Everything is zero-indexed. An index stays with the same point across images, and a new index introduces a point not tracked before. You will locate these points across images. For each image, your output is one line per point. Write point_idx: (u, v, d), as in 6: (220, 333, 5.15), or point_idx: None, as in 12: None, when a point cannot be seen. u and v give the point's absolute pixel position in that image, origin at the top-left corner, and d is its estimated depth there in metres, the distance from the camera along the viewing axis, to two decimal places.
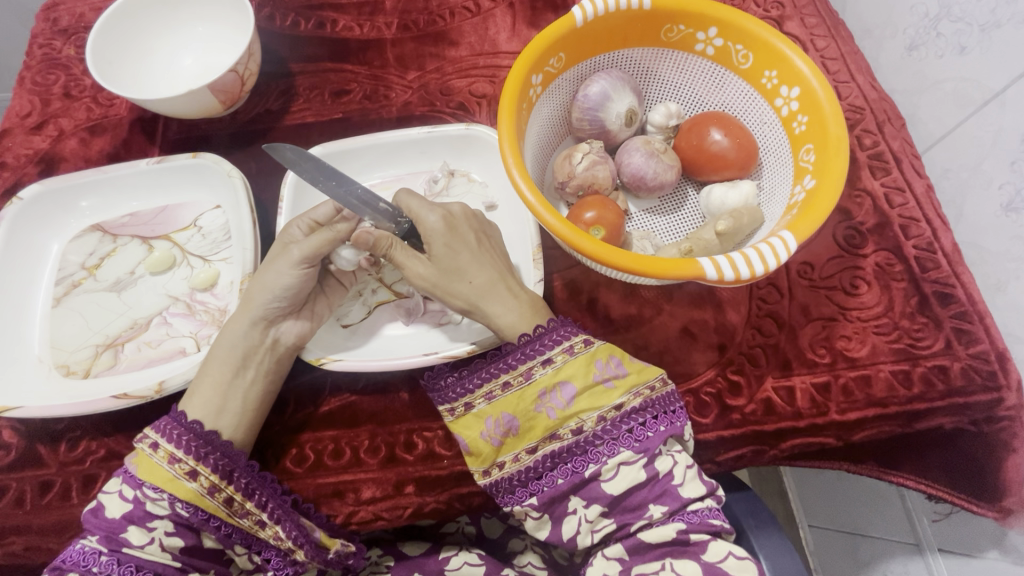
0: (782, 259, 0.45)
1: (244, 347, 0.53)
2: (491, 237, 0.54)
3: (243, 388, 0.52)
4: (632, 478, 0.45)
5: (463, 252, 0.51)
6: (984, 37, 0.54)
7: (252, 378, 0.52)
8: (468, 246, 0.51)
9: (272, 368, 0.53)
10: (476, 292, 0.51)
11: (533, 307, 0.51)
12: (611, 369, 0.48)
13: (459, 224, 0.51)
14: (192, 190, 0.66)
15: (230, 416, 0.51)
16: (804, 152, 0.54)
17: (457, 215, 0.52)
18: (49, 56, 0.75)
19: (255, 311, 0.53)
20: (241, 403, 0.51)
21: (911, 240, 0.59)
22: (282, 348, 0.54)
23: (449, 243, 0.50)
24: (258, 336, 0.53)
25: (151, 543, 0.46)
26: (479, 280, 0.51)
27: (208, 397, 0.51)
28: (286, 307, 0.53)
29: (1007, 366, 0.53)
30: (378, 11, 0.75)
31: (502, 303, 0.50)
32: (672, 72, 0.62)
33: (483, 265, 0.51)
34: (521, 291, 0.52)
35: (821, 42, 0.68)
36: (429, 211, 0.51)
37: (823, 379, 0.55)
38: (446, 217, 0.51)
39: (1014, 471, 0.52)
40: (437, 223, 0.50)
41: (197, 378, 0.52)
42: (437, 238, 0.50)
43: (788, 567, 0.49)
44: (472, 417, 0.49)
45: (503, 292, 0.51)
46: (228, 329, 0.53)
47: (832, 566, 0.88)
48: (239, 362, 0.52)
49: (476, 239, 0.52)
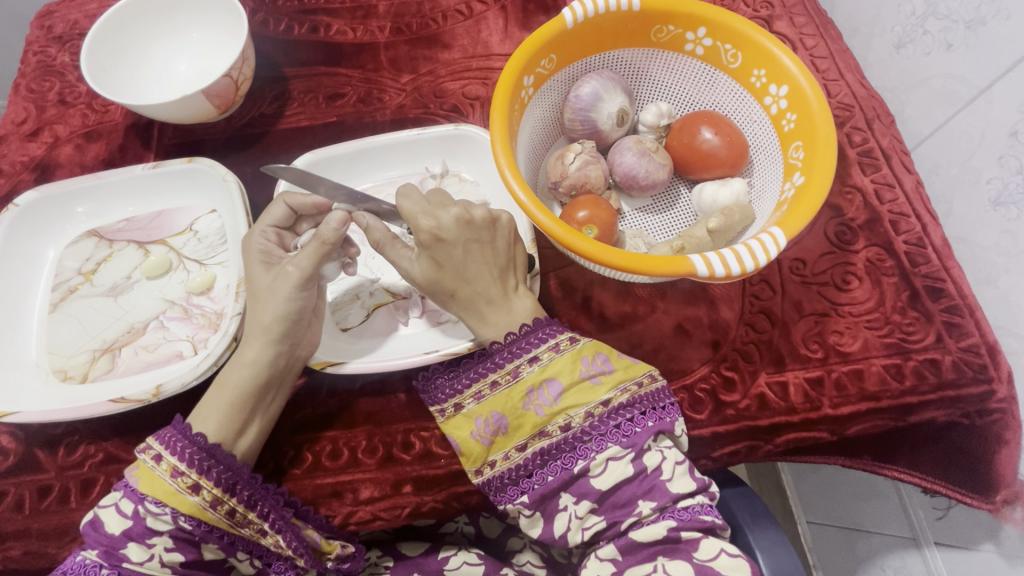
0: (771, 255, 0.45)
1: (269, 373, 0.52)
2: (491, 243, 0.50)
3: (264, 409, 0.53)
4: (620, 473, 0.46)
5: (446, 268, 0.49)
6: (970, 34, 0.55)
7: (272, 399, 0.53)
8: (453, 261, 0.49)
9: (288, 383, 0.54)
10: (457, 305, 0.50)
11: (510, 322, 0.50)
12: (598, 365, 0.48)
13: (447, 237, 0.48)
14: (187, 195, 0.67)
15: (250, 437, 0.51)
16: (793, 149, 0.54)
17: (447, 224, 0.48)
18: (43, 63, 0.76)
19: (276, 342, 0.52)
20: (261, 424, 0.52)
21: (902, 236, 0.59)
22: (299, 363, 0.54)
23: (433, 256, 0.49)
24: (283, 361, 0.52)
25: (151, 559, 0.46)
26: (460, 295, 0.50)
27: (226, 422, 0.50)
28: (297, 327, 0.53)
29: (997, 358, 0.54)
30: (371, 15, 0.75)
31: (479, 317, 0.50)
32: (663, 73, 0.63)
33: (467, 281, 0.49)
34: (506, 306, 0.50)
35: (810, 41, 0.69)
36: (416, 220, 0.49)
37: (816, 374, 0.55)
38: (433, 229, 0.48)
39: (1007, 462, 0.53)
40: (423, 236, 0.48)
41: (209, 397, 0.51)
42: (422, 249, 0.49)
43: (786, 562, 0.49)
44: (462, 418, 0.50)
45: (484, 309, 0.50)
46: (247, 356, 0.52)
47: (832, 561, 0.88)
48: (261, 388, 0.51)
49: (464, 252, 0.49)
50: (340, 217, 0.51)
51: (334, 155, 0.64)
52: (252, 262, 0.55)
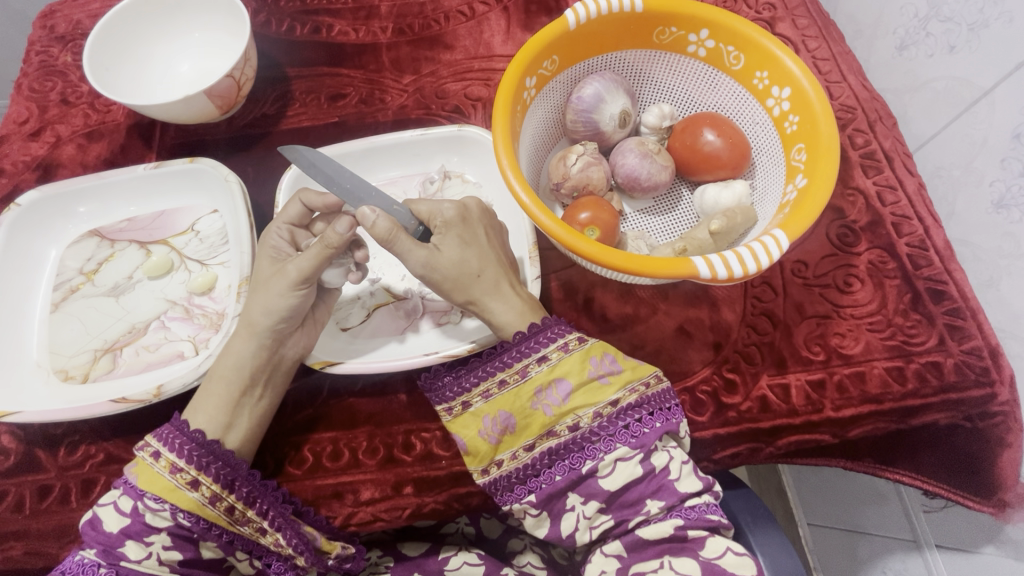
0: (774, 257, 0.45)
1: (253, 368, 0.52)
2: (501, 237, 0.54)
3: (252, 405, 0.52)
4: (629, 473, 0.46)
5: (473, 248, 0.50)
6: (972, 36, 0.55)
7: (260, 395, 0.52)
8: (479, 241, 0.51)
9: (280, 381, 0.54)
10: (481, 287, 0.50)
11: (531, 305, 0.51)
12: (606, 366, 0.48)
13: (471, 219, 0.51)
14: (189, 196, 0.67)
15: (239, 432, 0.51)
16: (796, 151, 0.54)
17: (471, 209, 0.52)
18: (46, 63, 0.76)
19: (262, 335, 0.52)
20: (250, 419, 0.52)
21: (904, 238, 0.59)
22: (288, 363, 0.54)
23: (461, 236, 0.50)
24: (267, 355, 0.52)
25: (149, 556, 0.46)
26: (486, 275, 0.50)
27: (214, 414, 0.50)
28: (289, 324, 0.53)
29: (999, 361, 0.54)
30: (374, 16, 0.75)
31: (502, 300, 0.50)
32: (665, 74, 0.63)
33: (491, 262, 0.51)
34: (523, 293, 0.52)
35: (813, 43, 0.69)
36: (442, 204, 0.51)
37: (818, 376, 0.55)
38: (462, 208, 0.51)
39: (1008, 464, 0.53)
40: (452, 215, 0.50)
41: (203, 387, 0.52)
42: (450, 228, 0.50)
43: (788, 565, 0.49)
44: (470, 416, 0.49)
45: (508, 292, 0.51)
46: (234, 347, 0.52)
47: (832, 563, 0.88)
48: (248, 382, 0.51)
49: (487, 236, 0.52)
50: (347, 224, 0.50)
51: (335, 155, 0.64)
52: (261, 259, 0.55)
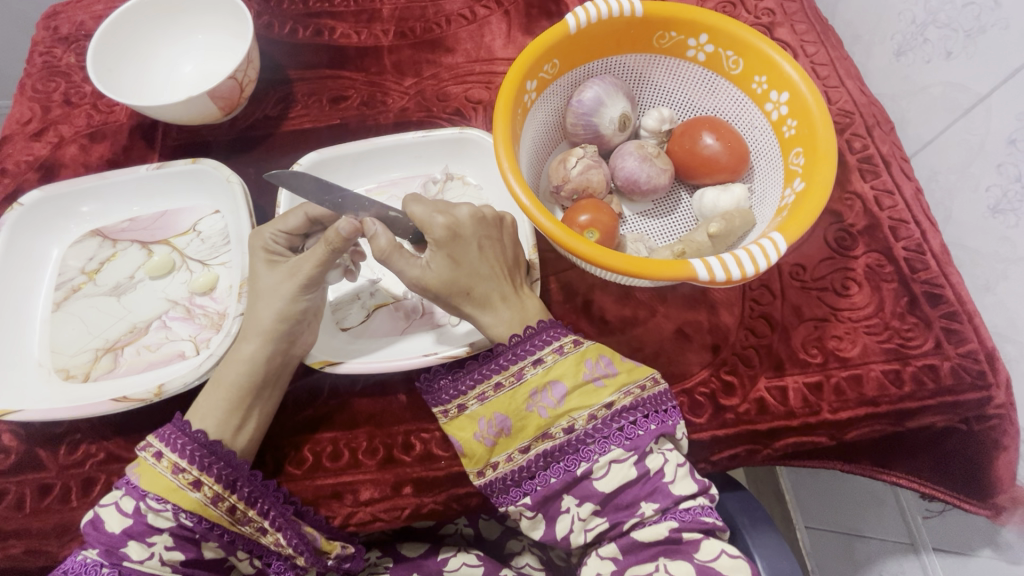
0: (773, 259, 0.46)
1: (266, 370, 0.52)
2: (500, 242, 0.52)
3: (261, 406, 0.53)
4: (623, 475, 0.46)
5: (463, 264, 0.49)
6: (969, 43, 0.55)
7: (268, 397, 0.53)
8: (469, 257, 0.50)
9: (284, 380, 0.55)
10: (472, 303, 0.50)
11: (525, 317, 0.51)
12: (601, 368, 0.48)
13: (463, 232, 0.50)
14: (192, 197, 0.67)
15: (248, 433, 0.52)
16: (793, 155, 0.55)
17: (463, 220, 0.50)
18: (49, 64, 0.76)
19: (275, 339, 0.52)
20: (258, 420, 0.52)
21: (901, 242, 0.60)
22: (295, 361, 0.55)
23: (449, 254, 0.49)
24: (279, 359, 0.53)
25: (151, 557, 0.46)
26: (477, 292, 0.50)
27: (224, 418, 0.50)
28: (297, 326, 0.53)
29: (995, 364, 0.54)
30: (375, 19, 0.76)
31: (493, 315, 0.51)
32: (665, 77, 0.63)
33: (482, 277, 0.50)
34: (518, 303, 0.51)
35: (811, 48, 0.70)
36: (432, 218, 0.49)
37: (815, 378, 0.55)
38: (450, 224, 0.49)
39: (1003, 468, 0.53)
40: (440, 231, 0.49)
41: (207, 392, 0.51)
42: (438, 246, 0.49)
43: (785, 567, 0.49)
44: (466, 418, 0.50)
45: (500, 305, 0.51)
46: (243, 352, 0.52)
47: (830, 566, 0.88)
48: (259, 385, 0.52)
49: (479, 248, 0.50)
50: (350, 225, 0.50)
51: (336, 157, 0.64)
52: (257, 261, 0.55)
